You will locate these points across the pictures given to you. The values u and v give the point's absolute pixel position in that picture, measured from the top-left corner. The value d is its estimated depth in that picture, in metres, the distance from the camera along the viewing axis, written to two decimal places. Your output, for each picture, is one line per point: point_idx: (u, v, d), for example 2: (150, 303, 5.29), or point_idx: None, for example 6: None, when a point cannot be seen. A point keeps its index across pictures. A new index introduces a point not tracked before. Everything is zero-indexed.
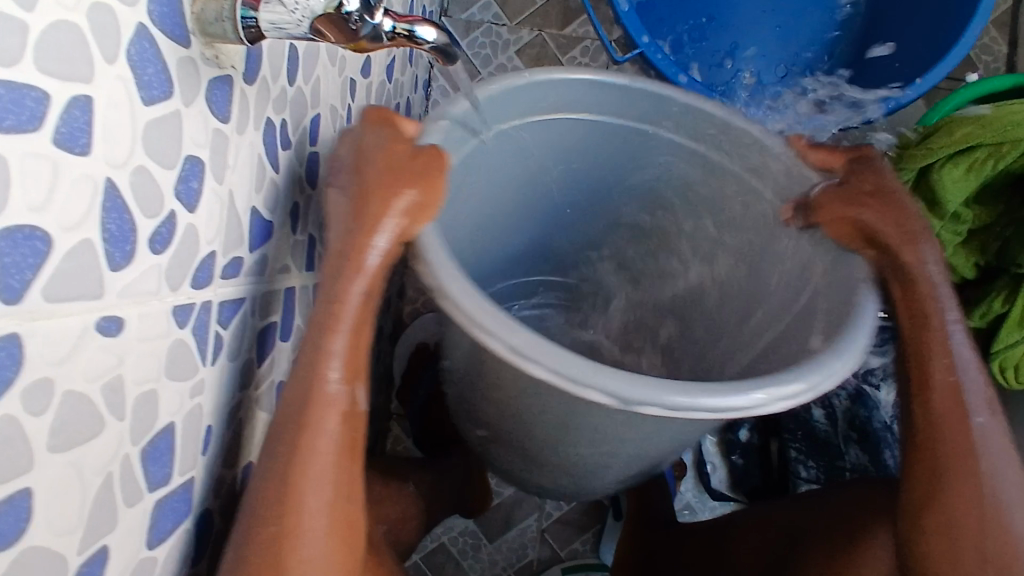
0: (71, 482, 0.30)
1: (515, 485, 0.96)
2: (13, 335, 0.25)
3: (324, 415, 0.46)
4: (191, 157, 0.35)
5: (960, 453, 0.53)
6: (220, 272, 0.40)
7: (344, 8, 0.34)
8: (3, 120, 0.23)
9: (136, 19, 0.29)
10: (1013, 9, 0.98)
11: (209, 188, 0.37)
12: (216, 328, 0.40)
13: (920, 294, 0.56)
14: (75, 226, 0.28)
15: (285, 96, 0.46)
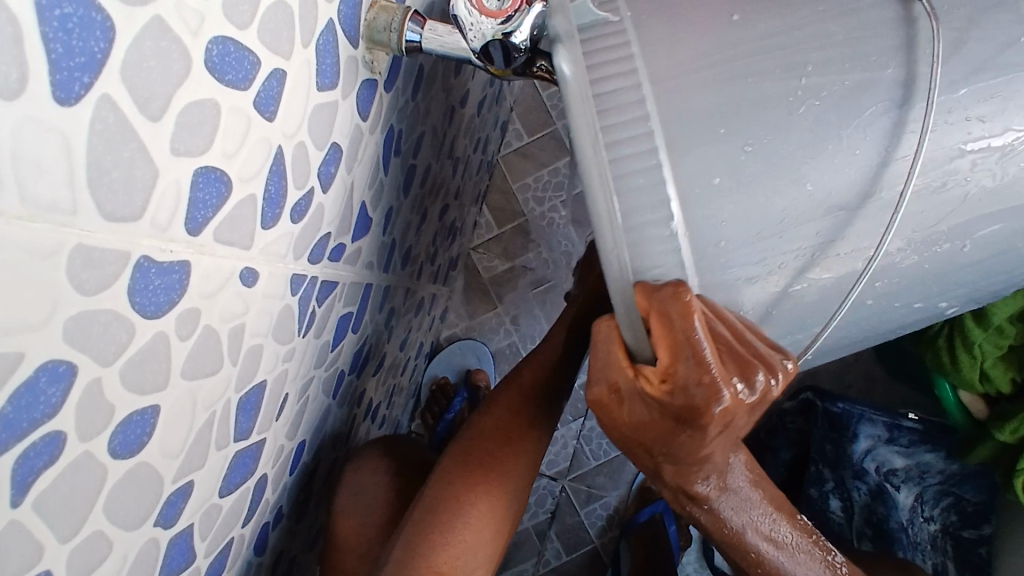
0: (185, 409, 0.32)
1: (519, 526, 0.96)
2: (184, 261, 0.28)
3: (545, 401, 0.62)
4: (336, 144, 0.39)
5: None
6: (328, 253, 0.44)
7: (512, 38, 0.37)
8: (226, 75, 0.27)
9: (328, 16, 0.34)
10: None
11: (339, 176, 0.41)
12: (314, 303, 0.43)
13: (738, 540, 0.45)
14: (248, 180, 0.31)
15: (404, 109, 0.50)
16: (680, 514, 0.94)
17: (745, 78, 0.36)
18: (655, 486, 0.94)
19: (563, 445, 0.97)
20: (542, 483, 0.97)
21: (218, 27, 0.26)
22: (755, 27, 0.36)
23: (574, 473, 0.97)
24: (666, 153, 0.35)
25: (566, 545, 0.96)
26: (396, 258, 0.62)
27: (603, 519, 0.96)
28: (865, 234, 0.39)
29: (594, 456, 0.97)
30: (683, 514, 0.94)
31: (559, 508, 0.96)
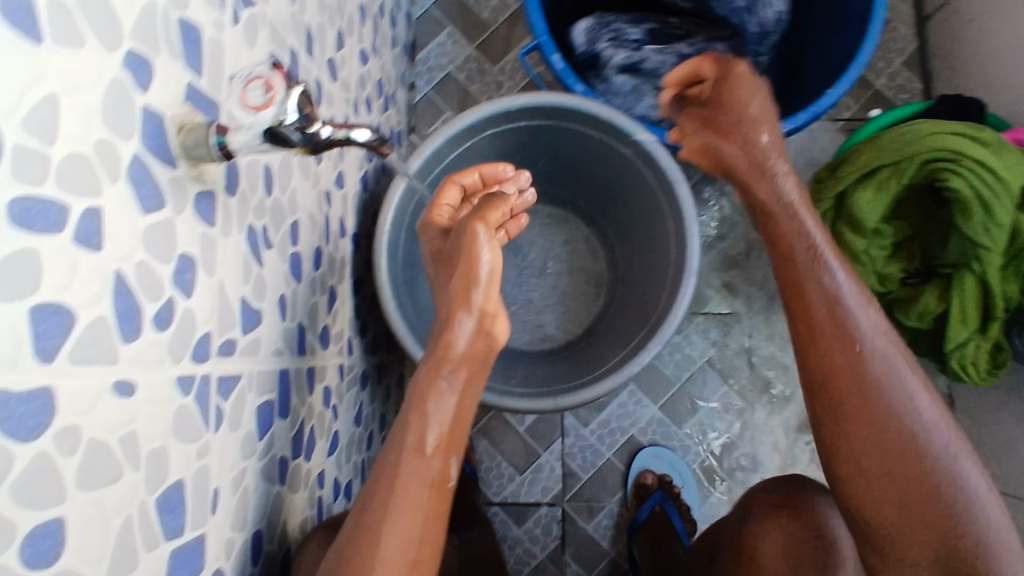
0: (96, 515, 0.40)
1: (532, 560, 1.10)
2: (46, 388, 0.36)
3: (411, 481, 0.64)
4: (185, 256, 0.49)
5: (917, 467, 0.61)
6: (216, 349, 0.54)
7: (283, 121, 0.43)
8: (33, 224, 0.36)
9: (131, 150, 0.44)
10: (835, 130, 1.14)
11: (201, 281, 0.51)
12: (215, 399, 0.53)
13: (830, 328, 0.65)
14: (92, 305, 0.40)
15: (262, 206, 0.62)
16: (677, 500, 1.07)
17: (661, 152, 0.86)
18: (649, 480, 1.07)
19: (549, 470, 1.11)
20: (543, 511, 1.11)
21: (9, 188, 0.35)
22: (663, 156, 0.86)
23: (569, 494, 1.11)
24: (688, 218, 0.84)
25: (584, 566, 1.09)
26: (290, 321, 0.68)
27: (610, 529, 1.10)
28: (679, 194, 0.85)
29: (608, 492, 1.11)
30: (681, 500, 1.07)
31: (566, 532, 1.10)
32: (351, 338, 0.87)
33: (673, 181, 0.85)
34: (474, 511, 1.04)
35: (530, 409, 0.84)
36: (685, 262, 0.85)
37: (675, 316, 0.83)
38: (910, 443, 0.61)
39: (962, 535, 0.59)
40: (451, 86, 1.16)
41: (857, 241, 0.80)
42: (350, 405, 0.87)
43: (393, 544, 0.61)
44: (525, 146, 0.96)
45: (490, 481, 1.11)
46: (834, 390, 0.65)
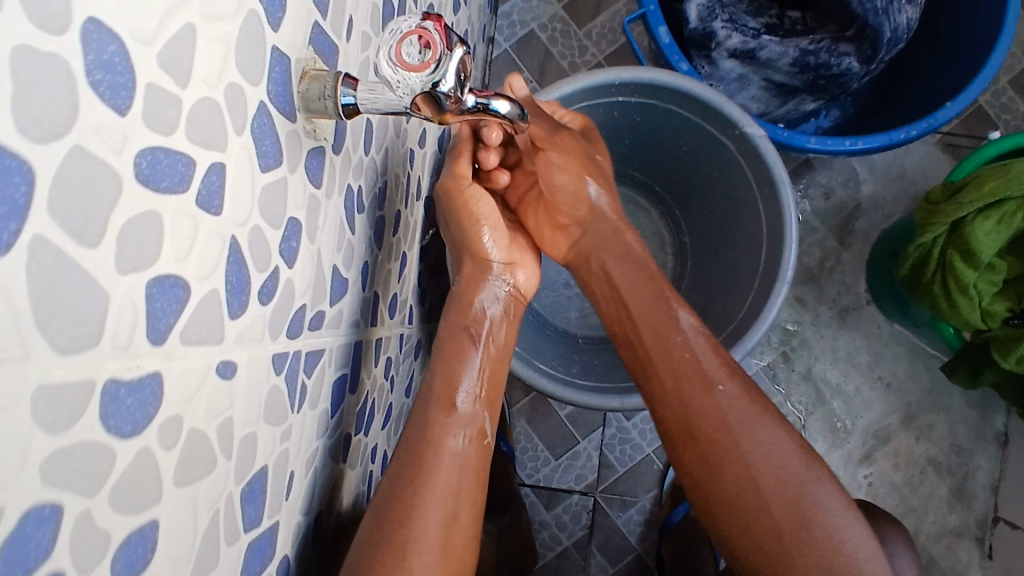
0: (188, 512, 0.36)
1: (557, 547, 1.07)
2: (155, 374, 0.31)
3: (443, 438, 0.68)
4: (293, 220, 0.44)
5: (731, 459, 0.60)
6: (308, 323, 0.49)
7: (438, 87, 0.38)
8: (161, 181, 0.30)
9: (258, 97, 0.38)
10: (932, 143, 1.07)
11: (304, 247, 0.46)
12: (302, 377, 0.48)
13: (664, 346, 0.67)
14: (207, 277, 0.34)
15: (360, 166, 0.56)
16: None
17: (769, 146, 0.79)
18: None
19: (587, 458, 1.08)
20: (574, 499, 1.08)
21: (144, 138, 0.29)
22: (769, 152, 0.80)
23: (602, 485, 1.08)
24: (789, 224, 0.79)
25: (609, 559, 1.07)
26: (368, 290, 0.63)
27: (640, 525, 1.07)
28: (782, 195, 0.79)
29: (643, 488, 1.08)
30: None
31: (594, 522, 1.07)
32: (413, 305, 0.82)
33: (776, 180, 0.80)
34: (507, 493, 1.01)
35: (594, 406, 0.80)
36: (777, 271, 0.79)
37: (760, 325, 0.79)
38: (723, 416, 0.62)
39: (810, 551, 0.56)
40: (532, 45, 1.09)
41: (968, 273, 0.75)
42: (404, 376, 0.82)
43: (435, 498, 0.64)
44: (615, 122, 0.90)
45: (525, 462, 1.08)
46: (695, 462, 0.62)
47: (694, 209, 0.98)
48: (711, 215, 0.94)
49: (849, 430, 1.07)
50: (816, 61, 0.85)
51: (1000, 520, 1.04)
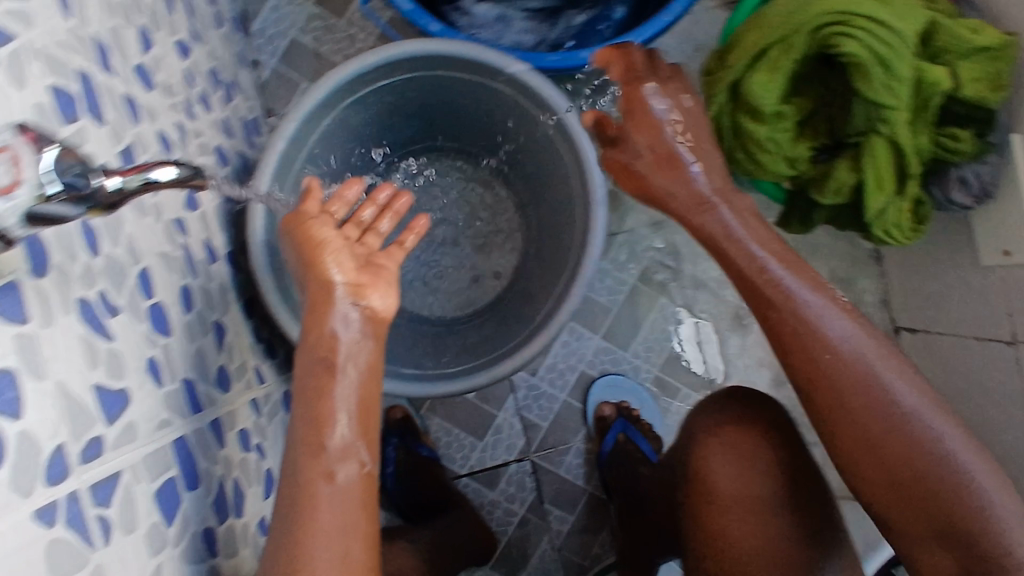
0: None
1: (514, 518, 1.08)
2: None
3: (316, 482, 0.64)
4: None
5: (858, 422, 0.61)
6: (78, 458, 0.47)
7: (47, 192, 0.34)
8: None
9: None
10: (715, 5, 1.07)
11: (30, 389, 0.43)
12: (94, 510, 0.47)
13: (782, 304, 0.64)
14: None
15: (91, 271, 0.52)
16: (639, 422, 1.05)
17: (541, 81, 0.77)
18: (608, 412, 1.05)
19: (510, 427, 1.07)
20: (513, 469, 1.08)
21: None
22: (541, 85, 0.77)
23: (535, 446, 1.08)
24: (587, 146, 0.77)
25: (566, 509, 1.08)
26: (169, 382, 0.60)
27: (582, 467, 1.08)
28: (572, 121, 0.77)
29: (571, 433, 1.08)
30: (643, 421, 1.06)
31: (540, 481, 1.08)
32: (258, 364, 0.79)
33: (562, 110, 0.77)
34: (443, 494, 1.00)
35: (464, 391, 0.77)
36: (588, 194, 0.78)
37: (594, 252, 0.77)
38: (884, 391, 0.61)
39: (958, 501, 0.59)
40: (299, 51, 1.04)
41: (759, 129, 0.74)
42: (278, 434, 0.80)
43: (324, 544, 0.62)
44: (393, 106, 0.85)
45: (454, 456, 1.07)
46: (839, 411, 0.62)
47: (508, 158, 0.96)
48: (522, 158, 0.92)
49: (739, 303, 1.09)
50: None
51: (900, 330, 1.08)
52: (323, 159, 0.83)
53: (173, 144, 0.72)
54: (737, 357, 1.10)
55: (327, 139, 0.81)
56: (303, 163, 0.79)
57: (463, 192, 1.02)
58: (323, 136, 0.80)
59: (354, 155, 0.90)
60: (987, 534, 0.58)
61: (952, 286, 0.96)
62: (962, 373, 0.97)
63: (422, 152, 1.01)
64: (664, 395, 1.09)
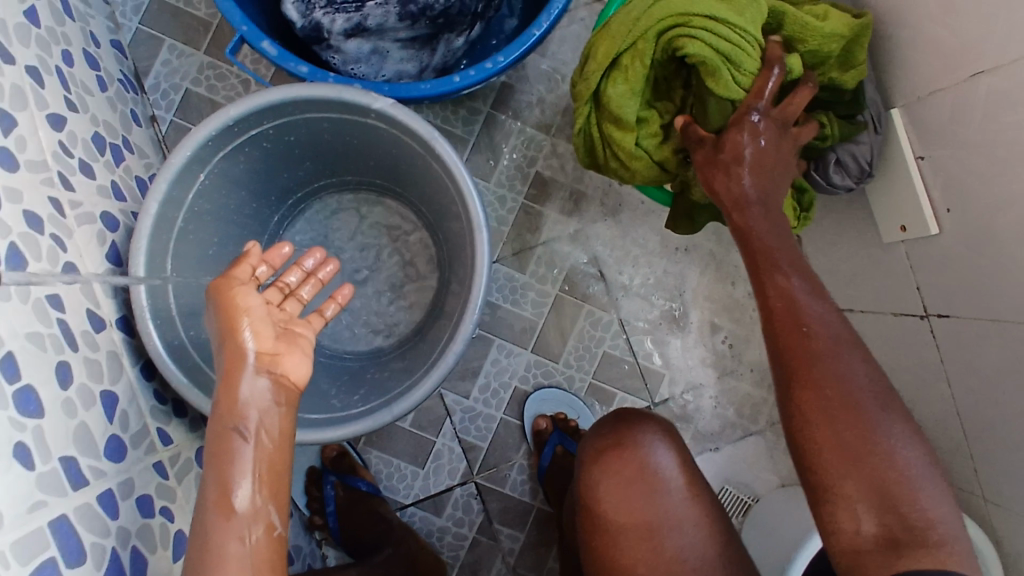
0: None
1: (464, 542, 1.07)
2: None
3: (223, 539, 0.57)
4: None
5: (819, 398, 0.60)
6: None
7: None
8: None
9: None
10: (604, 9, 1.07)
11: None
12: None
13: (763, 262, 0.67)
14: None
15: None
16: (576, 433, 1.05)
17: (405, 112, 0.76)
18: (542, 426, 1.05)
19: (449, 452, 1.07)
20: (457, 493, 1.07)
21: None
22: (406, 116, 0.77)
23: (476, 468, 1.08)
24: (459, 170, 0.77)
25: (515, 528, 1.08)
26: (44, 463, 0.61)
27: (526, 483, 1.08)
28: (440, 147, 0.77)
29: (511, 451, 1.08)
30: (580, 431, 1.06)
31: (486, 502, 1.08)
32: (161, 425, 0.79)
33: (430, 138, 0.77)
34: (385, 525, 0.99)
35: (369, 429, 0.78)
36: (468, 219, 0.78)
37: (480, 276, 0.77)
38: (836, 363, 0.61)
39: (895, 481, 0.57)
40: (196, 102, 1.04)
41: (626, 139, 0.76)
42: (192, 492, 0.80)
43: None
44: (274, 151, 0.86)
45: (396, 486, 1.07)
46: (802, 381, 0.61)
47: (405, 189, 0.96)
48: (418, 190, 0.93)
49: (664, 302, 1.09)
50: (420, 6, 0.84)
51: None
52: (209, 211, 0.84)
53: (46, 220, 0.72)
54: (670, 356, 1.10)
55: (207, 193, 0.82)
56: (185, 219, 0.80)
57: (372, 225, 1.02)
58: (202, 189, 0.80)
59: (246, 203, 0.90)
60: (914, 509, 0.56)
61: (865, 265, 0.95)
62: (887, 349, 0.96)
63: (325, 189, 1.01)
64: (600, 403, 1.09)
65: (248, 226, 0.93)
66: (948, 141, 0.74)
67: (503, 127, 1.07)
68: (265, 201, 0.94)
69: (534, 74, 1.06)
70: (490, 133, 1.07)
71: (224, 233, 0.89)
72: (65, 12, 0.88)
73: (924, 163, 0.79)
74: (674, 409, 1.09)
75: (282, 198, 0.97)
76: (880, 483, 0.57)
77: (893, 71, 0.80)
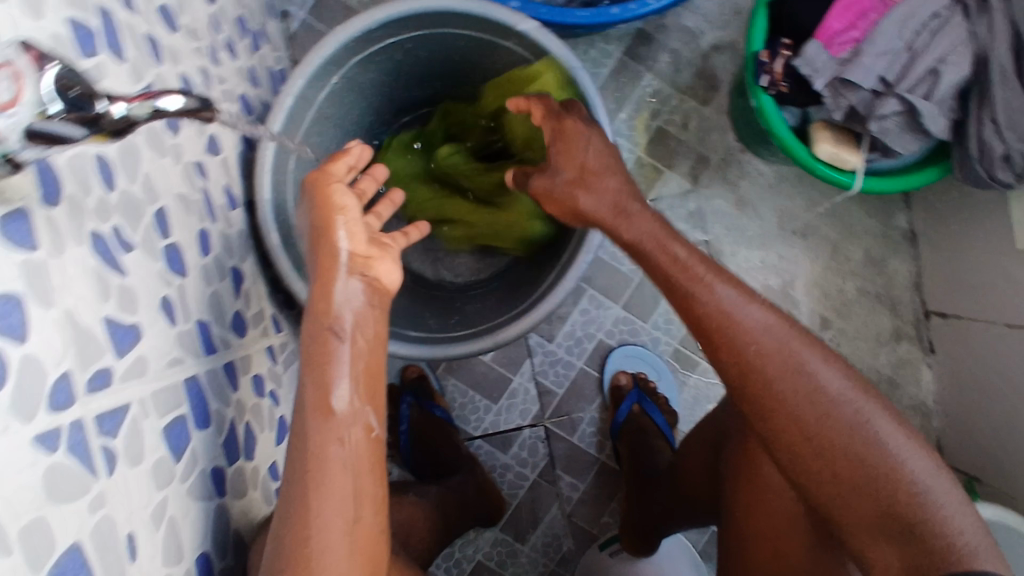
0: None
1: (525, 483, 1.07)
2: None
3: (329, 446, 0.58)
4: (6, 296, 0.41)
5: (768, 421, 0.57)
6: (84, 389, 0.47)
7: (48, 112, 0.34)
8: None
9: None
10: None
11: (36, 315, 0.44)
12: (99, 441, 0.48)
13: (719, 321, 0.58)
14: None
15: (105, 207, 0.53)
16: (654, 394, 1.05)
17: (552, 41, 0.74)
18: (622, 382, 1.05)
19: (524, 393, 1.07)
20: (526, 434, 1.07)
21: None
22: (553, 44, 0.74)
23: (548, 413, 1.08)
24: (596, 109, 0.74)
25: (577, 477, 1.08)
26: (182, 322, 0.61)
27: (595, 435, 1.08)
28: (583, 80, 0.74)
29: (585, 402, 1.08)
30: (658, 394, 1.05)
31: (552, 447, 1.08)
32: (276, 313, 0.79)
33: (571, 71, 0.74)
34: (457, 452, 0.99)
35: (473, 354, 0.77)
36: None
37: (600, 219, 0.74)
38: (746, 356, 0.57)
39: (900, 498, 0.53)
40: (329, 3, 1.03)
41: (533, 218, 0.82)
42: (293, 383, 0.81)
43: (333, 510, 0.56)
44: (409, 64, 0.84)
45: (468, 417, 1.07)
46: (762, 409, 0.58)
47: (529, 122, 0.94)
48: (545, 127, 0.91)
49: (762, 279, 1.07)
50: None
51: (930, 313, 1.06)
52: (340, 111, 0.83)
53: (196, 88, 0.72)
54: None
55: (343, 93, 0.81)
56: (313, 120, 0.79)
57: None
58: (336, 90, 0.79)
59: (369, 112, 0.89)
60: (929, 528, 0.52)
61: (990, 270, 0.92)
62: (993, 358, 0.94)
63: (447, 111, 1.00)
64: (680, 369, 1.08)
65: (368, 135, 0.92)
66: None
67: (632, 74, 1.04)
68: (387, 113, 0.93)
69: (673, 24, 1.03)
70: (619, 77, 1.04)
71: (343, 140, 0.88)
72: None
73: None
74: None
75: (402, 113, 0.95)
76: (885, 505, 0.54)
77: None
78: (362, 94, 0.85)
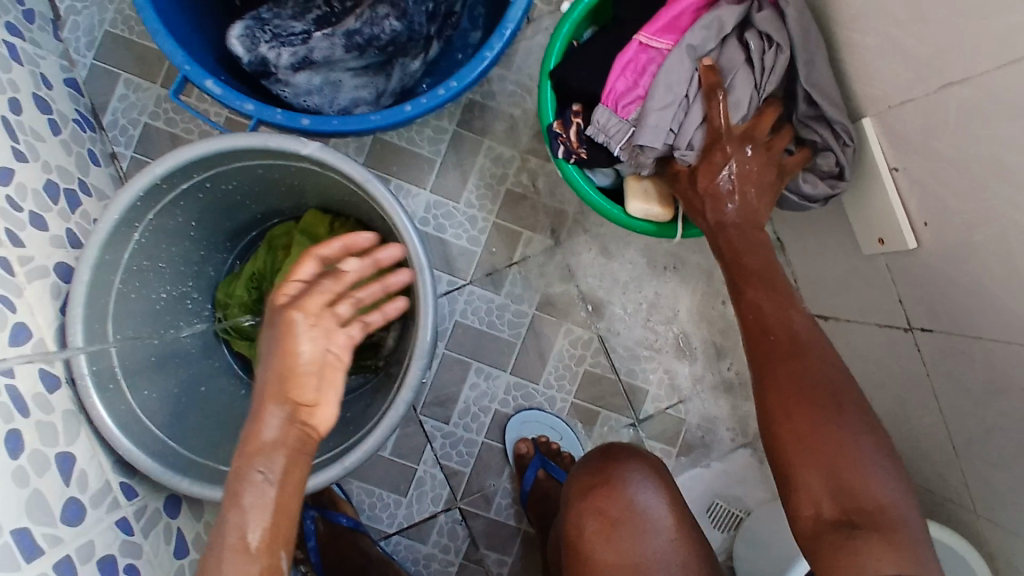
0: None
1: (451, 568, 1.06)
2: None
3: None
4: None
5: (784, 384, 0.63)
6: None
7: None
8: None
9: None
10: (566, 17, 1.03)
11: None
12: None
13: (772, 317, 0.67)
14: None
15: None
16: (557, 455, 1.03)
17: (343, 158, 0.73)
18: (524, 450, 1.03)
19: (431, 479, 1.06)
20: (441, 519, 1.06)
21: None
22: (344, 163, 0.74)
23: (459, 493, 1.06)
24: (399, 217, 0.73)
25: (502, 551, 1.06)
26: None
27: (510, 506, 1.07)
28: (379, 192, 0.74)
29: (494, 474, 1.06)
30: (562, 453, 1.04)
31: (471, 526, 1.06)
32: (125, 479, 0.79)
33: (365, 184, 0.74)
34: (368, 558, 0.98)
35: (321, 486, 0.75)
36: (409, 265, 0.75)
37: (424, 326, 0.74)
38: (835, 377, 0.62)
39: (870, 495, 0.57)
40: (155, 137, 1.02)
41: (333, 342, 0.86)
42: (159, 543, 0.80)
43: None
44: (218, 197, 0.83)
45: (379, 516, 1.05)
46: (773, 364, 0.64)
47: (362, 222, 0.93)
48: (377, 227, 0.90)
49: (644, 316, 1.07)
50: (366, 36, 0.81)
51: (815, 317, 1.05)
52: (155, 259, 0.82)
53: None
54: (651, 371, 1.07)
55: (153, 243, 0.80)
56: (125, 278, 0.78)
57: None
58: (142, 244, 0.78)
59: (194, 248, 0.88)
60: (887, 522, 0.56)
61: (848, 274, 0.92)
62: (873, 357, 0.94)
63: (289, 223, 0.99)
64: (583, 421, 1.07)
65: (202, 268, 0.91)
66: (919, 153, 0.71)
67: (470, 145, 1.04)
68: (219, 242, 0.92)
69: (500, 89, 1.03)
70: (458, 150, 1.04)
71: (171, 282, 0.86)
72: (11, 56, 0.86)
73: (899, 173, 0.75)
74: (660, 424, 1.07)
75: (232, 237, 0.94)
76: (836, 471, 0.58)
77: (857, 83, 0.76)
78: (180, 237, 0.84)
